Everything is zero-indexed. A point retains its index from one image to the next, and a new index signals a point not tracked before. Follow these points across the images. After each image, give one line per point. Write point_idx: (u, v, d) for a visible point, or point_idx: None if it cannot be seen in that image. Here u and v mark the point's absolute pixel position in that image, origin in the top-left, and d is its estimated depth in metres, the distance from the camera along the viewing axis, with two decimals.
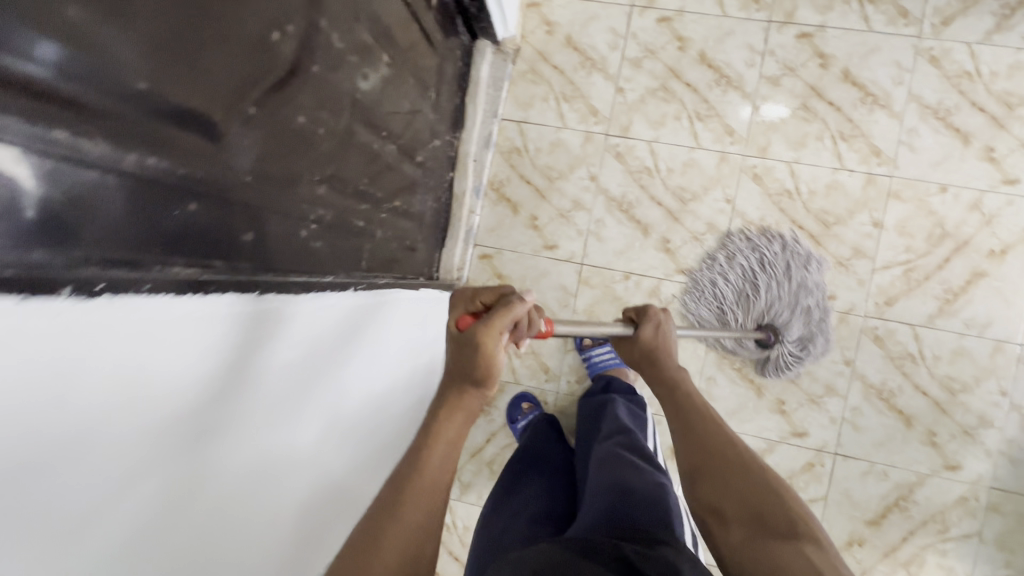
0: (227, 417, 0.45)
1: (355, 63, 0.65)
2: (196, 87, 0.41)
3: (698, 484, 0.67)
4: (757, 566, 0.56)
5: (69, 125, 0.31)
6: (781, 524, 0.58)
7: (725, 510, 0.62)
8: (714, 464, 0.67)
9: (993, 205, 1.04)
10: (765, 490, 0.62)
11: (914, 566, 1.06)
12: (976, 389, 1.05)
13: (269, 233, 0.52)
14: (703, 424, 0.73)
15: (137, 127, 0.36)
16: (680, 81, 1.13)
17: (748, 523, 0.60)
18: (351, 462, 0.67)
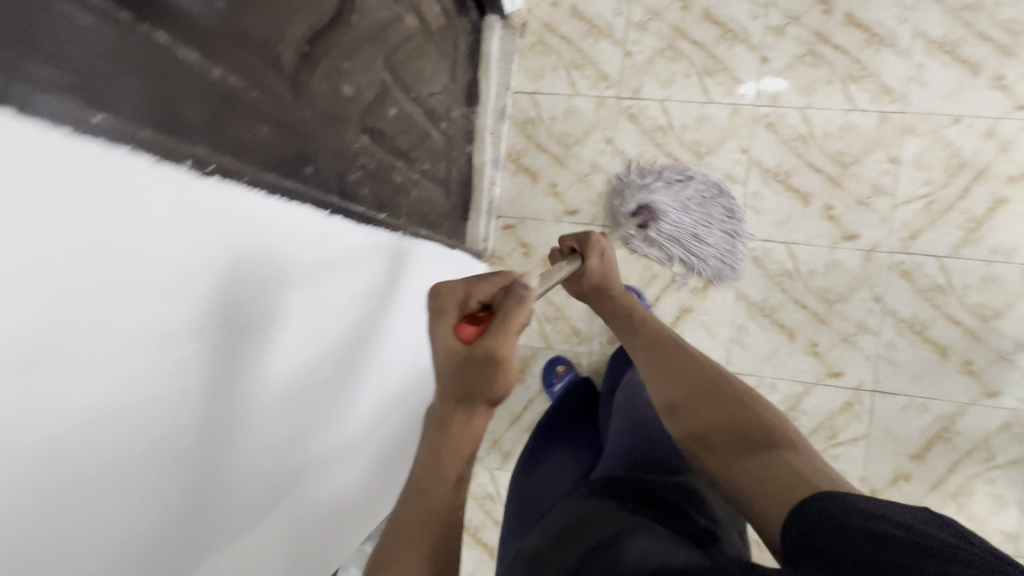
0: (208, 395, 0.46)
1: (386, 21, 0.69)
2: (267, 18, 0.44)
3: (677, 412, 0.71)
4: (750, 483, 0.60)
5: (169, 28, 0.35)
6: (761, 439, 0.63)
7: (711, 438, 0.67)
8: (686, 391, 0.71)
9: (1008, 131, 1.06)
10: (743, 410, 0.66)
11: (963, 496, 1.06)
12: (1009, 314, 1.06)
13: (326, 168, 0.56)
14: (669, 352, 0.76)
15: (224, 45, 0.40)
16: (686, 40, 1.16)
17: (733, 448, 0.64)
18: (372, 407, 0.77)
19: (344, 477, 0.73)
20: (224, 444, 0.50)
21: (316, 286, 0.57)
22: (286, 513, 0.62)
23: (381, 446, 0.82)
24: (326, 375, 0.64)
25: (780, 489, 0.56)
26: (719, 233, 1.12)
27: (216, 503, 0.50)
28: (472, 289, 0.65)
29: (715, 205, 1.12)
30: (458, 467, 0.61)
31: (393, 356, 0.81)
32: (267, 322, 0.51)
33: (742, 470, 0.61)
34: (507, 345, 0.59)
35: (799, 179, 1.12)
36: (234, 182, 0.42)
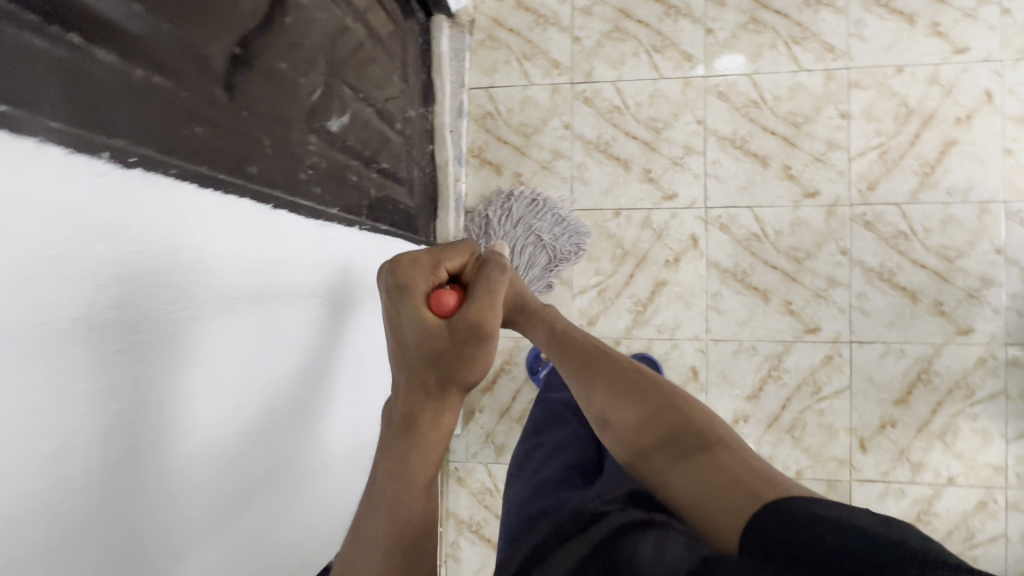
0: (180, 418, 0.43)
1: (323, 22, 0.70)
2: (187, 23, 0.44)
3: (613, 425, 0.67)
4: (684, 480, 0.57)
5: (84, 32, 0.35)
6: (692, 441, 0.61)
7: (643, 443, 0.63)
8: (619, 395, 0.68)
9: (949, 75, 1.09)
10: (673, 413, 0.65)
11: (948, 435, 1.08)
12: (972, 252, 1.08)
13: (271, 168, 0.56)
14: (599, 358, 0.74)
15: (142, 48, 0.40)
16: (631, 20, 1.18)
17: (666, 448, 0.61)
18: (345, 426, 0.73)
19: (323, 494, 0.69)
20: (195, 471, 0.45)
21: (277, 295, 0.54)
22: (258, 543, 0.57)
23: (357, 466, 0.77)
24: (301, 390, 0.60)
25: (727, 493, 0.52)
26: (548, 223, 1.17)
27: (184, 535, 0.45)
28: (440, 263, 0.68)
29: (516, 210, 1.18)
30: (432, 468, 0.62)
31: (362, 369, 0.77)
32: (233, 335, 0.47)
33: (679, 477, 0.57)
34: (493, 318, 0.63)
35: (756, 143, 1.14)
36: (168, 175, 0.38)
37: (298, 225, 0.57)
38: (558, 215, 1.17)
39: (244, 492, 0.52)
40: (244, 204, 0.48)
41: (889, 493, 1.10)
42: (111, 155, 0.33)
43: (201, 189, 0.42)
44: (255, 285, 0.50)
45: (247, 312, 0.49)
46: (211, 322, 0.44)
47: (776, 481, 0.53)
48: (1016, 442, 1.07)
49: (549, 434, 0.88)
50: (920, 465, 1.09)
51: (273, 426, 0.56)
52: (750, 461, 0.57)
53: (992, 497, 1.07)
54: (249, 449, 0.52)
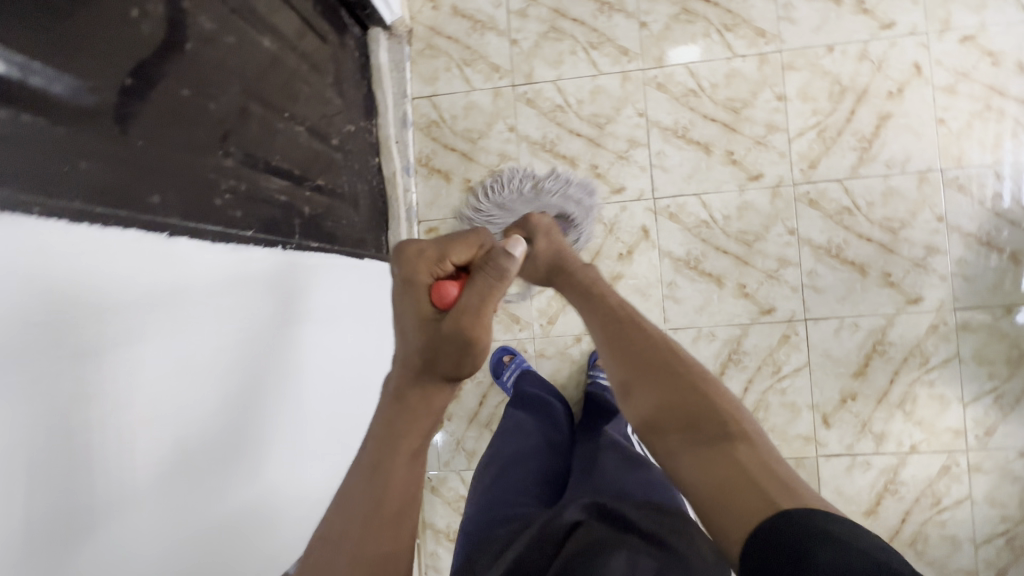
0: (99, 443, 0.45)
1: (236, 45, 0.69)
2: (66, 59, 0.44)
3: (632, 399, 0.65)
4: (695, 469, 0.57)
5: None
6: (715, 431, 0.59)
7: (661, 421, 0.62)
8: (643, 373, 0.65)
9: (878, 51, 1.11)
10: (694, 395, 0.62)
11: (907, 403, 1.10)
12: (915, 222, 1.10)
13: (179, 196, 0.56)
14: (629, 333, 0.70)
15: (15, 87, 0.40)
16: (567, 19, 1.19)
17: (685, 433, 0.60)
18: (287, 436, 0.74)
19: (277, 500, 0.72)
20: (125, 492, 0.47)
21: (191, 316, 0.55)
22: (208, 561, 0.59)
23: (306, 473, 0.79)
24: (229, 402, 0.62)
25: (740, 496, 0.52)
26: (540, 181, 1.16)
27: (126, 552, 0.48)
28: (445, 252, 0.67)
29: (492, 196, 1.17)
30: (420, 438, 0.63)
31: (302, 379, 0.78)
32: (147, 358, 0.49)
33: (691, 465, 0.57)
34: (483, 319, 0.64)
35: (698, 131, 1.15)
36: (36, 216, 0.39)
37: (204, 246, 0.58)
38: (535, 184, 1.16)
39: (183, 505, 0.55)
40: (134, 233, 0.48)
41: (855, 466, 1.11)
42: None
43: (77, 224, 0.43)
44: (162, 310, 0.51)
45: (159, 333, 0.51)
46: (113, 353, 0.46)
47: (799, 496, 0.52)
48: (972, 405, 1.08)
49: (510, 444, 0.88)
50: (882, 435, 1.10)
51: (200, 444, 0.57)
52: (773, 464, 0.55)
53: (955, 461, 1.09)
54: (177, 471, 0.54)
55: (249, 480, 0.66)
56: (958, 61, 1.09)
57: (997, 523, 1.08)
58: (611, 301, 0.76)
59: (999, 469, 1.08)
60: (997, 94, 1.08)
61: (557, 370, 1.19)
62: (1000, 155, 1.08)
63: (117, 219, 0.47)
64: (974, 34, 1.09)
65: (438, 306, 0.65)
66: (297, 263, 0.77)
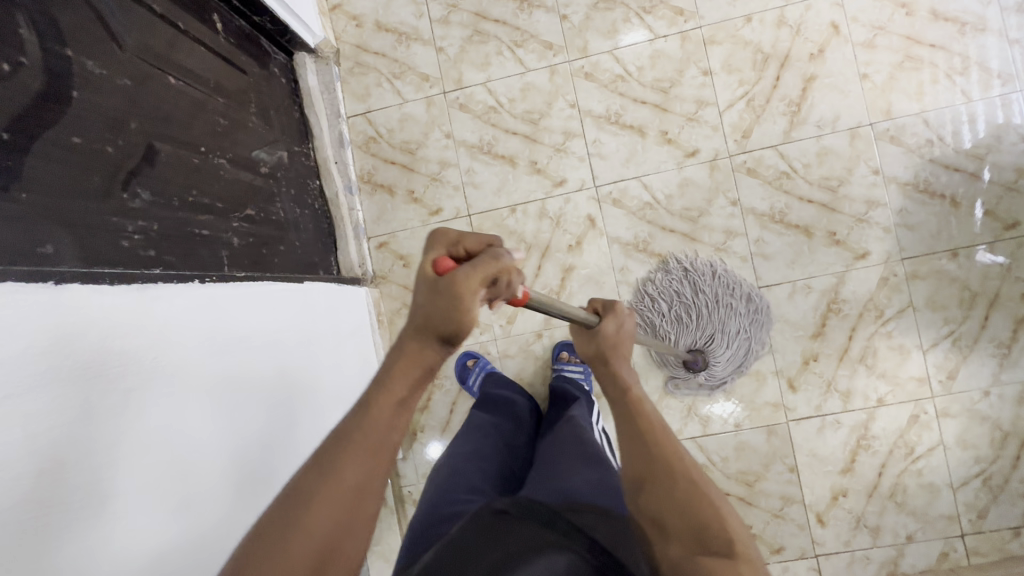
0: (31, 499, 0.44)
1: (133, 86, 0.70)
2: None
3: (643, 496, 0.59)
4: None
5: None
6: (724, 548, 0.53)
7: (671, 527, 0.56)
8: (658, 472, 0.60)
9: (795, 15, 1.12)
10: (705, 508, 0.56)
11: (868, 358, 1.11)
12: (852, 178, 1.11)
13: (77, 243, 0.56)
14: (649, 429, 0.65)
15: None
16: (488, 21, 1.20)
17: (694, 543, 0.54)
18: (249, 462, 0.73)
19: (254, 511, 0.72)
20: (70, 538, 0.47)
21: (104, 361, 0.53)
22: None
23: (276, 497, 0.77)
24: (179, 428, 0.61)
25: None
26: (739, 310, 1.11)
27: None
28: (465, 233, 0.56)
29: (706, 287, 1.12)
30: (409, 385, 0.50)
31: (261, 404, 0.77)
32: (66, 405, 0.48)
33: None
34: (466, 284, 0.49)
35: (630, 115, 1.16)
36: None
37: (101, 290, 0.55)
38: (750, 304, 1.11)
39: (143, 536, 0.55)
40: (15, 286, 0.46)
41: (826, 426, 1.11)
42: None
43: None
44: (61, 358, 0.48)
45: (74, 377, 0.49)
46: (16, 410, 0.44)
47: None
48: (932, 351, 1.09)
49: (470, 443, 0.88)
50: (849, 392, 1.11)
51: (140, 486, 0.55)
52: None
53: (922, 409, 1.09)
54: (118, 516, 0.52)
55: (208, 513, 0.64)
56: (874, 16, 1.10)
57: (972, 465, 1.08)
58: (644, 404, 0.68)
59: (967, 412, 1.08)
60: (915, 43, 1.09)
61: (523, 369, 1.19)
62: (926, 102, 1.09)
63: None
64: None
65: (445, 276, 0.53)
66: (223, 288, 0.74)
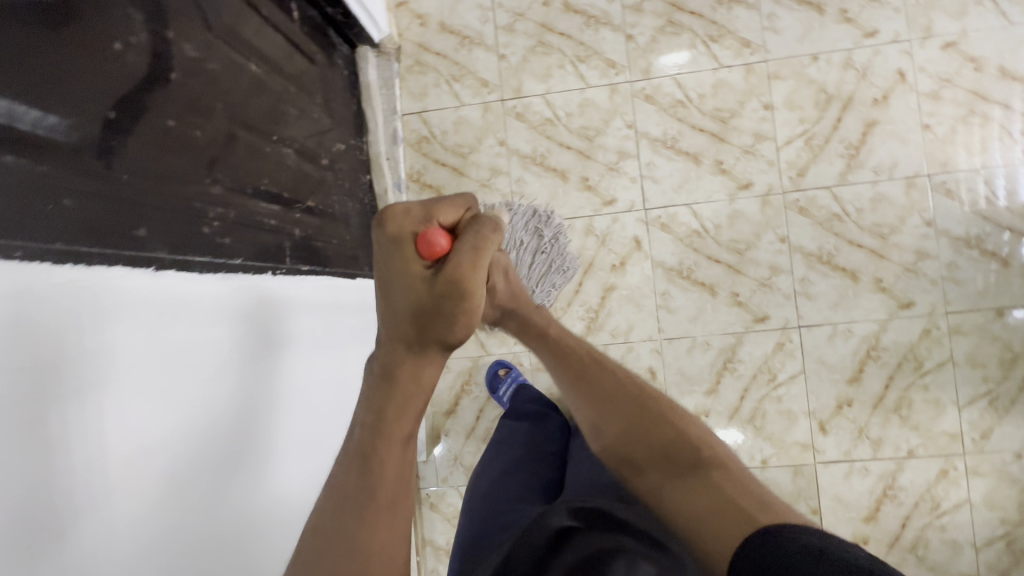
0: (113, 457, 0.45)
1: (219, 72, 0.70)
2: (52, 99, 0.45)
3: (605, 436, 0.65)
4: (680, 499, 0.57)
5: None
6: (690, 458, 0.60)
7: (638, 456, 0.62)
8: (615, 412, 0.66)
9: (863, 58, 1.12)
10: (670, 427, 0.63)
11: (903, 409, 1.10)
12: (904, 227, 1.11)
13: (163, 225, 0.55)
14: (596, 369, 0.71)
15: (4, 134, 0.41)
16: (554, 33, 1.20)
17: (662, 464, 0.60)
18: (284, 471, 0.70)
19: (297, 505, 0.72)
20: (141, 504, 0.48)
21: (187, 337, 0.54)
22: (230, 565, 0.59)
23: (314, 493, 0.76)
24: (242, 410, 0.62)
25: (722, 526, 0.52)
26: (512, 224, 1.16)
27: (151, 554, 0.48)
28: (431, 211, 0.59)
29: None
30: (413, 420, 0.57)
31: (301, 410, 0.75)
32: (151, 371, 0.49)
33: (676, 496, 0.57)
34: (476, 280, 0.55)
35: (687, 142, 1.16)
36: (11, 256, 0.38)
37: (193, 277, 0.57)
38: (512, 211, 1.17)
39: (204, 509, 0.55)
40: (120, 269, 0.48)
41: (853, 472, 1.11)
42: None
43: (59, 264, 0.42)
44: (153, 328, 0.50)
45: (161, 344, 0.51)
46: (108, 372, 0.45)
47: (782, 511, 0.52)
48: (967, 408, 1.09)
49: (503, 458, 0.92)
50: (879, 441, 1.10)
51: (207, 460, 0.56)
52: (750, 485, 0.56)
53: (952, 465, 1.09)
54: (159, 514, 0.49)
55: (260, 496, 0.65)
56: (941, 67, 1.10)
57: (997, 526, 1.07)
58: (574, 342, 0.75)
59: (996, 472, 1.08)
60: (980, 99, 1.09)
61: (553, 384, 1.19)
62: (986, 159, 1.09)
63: (105, 257, 0.47)
64: (955, 40, 1.10)
65: (433, 263, 0.56)
66: (292, 285, 0.76)
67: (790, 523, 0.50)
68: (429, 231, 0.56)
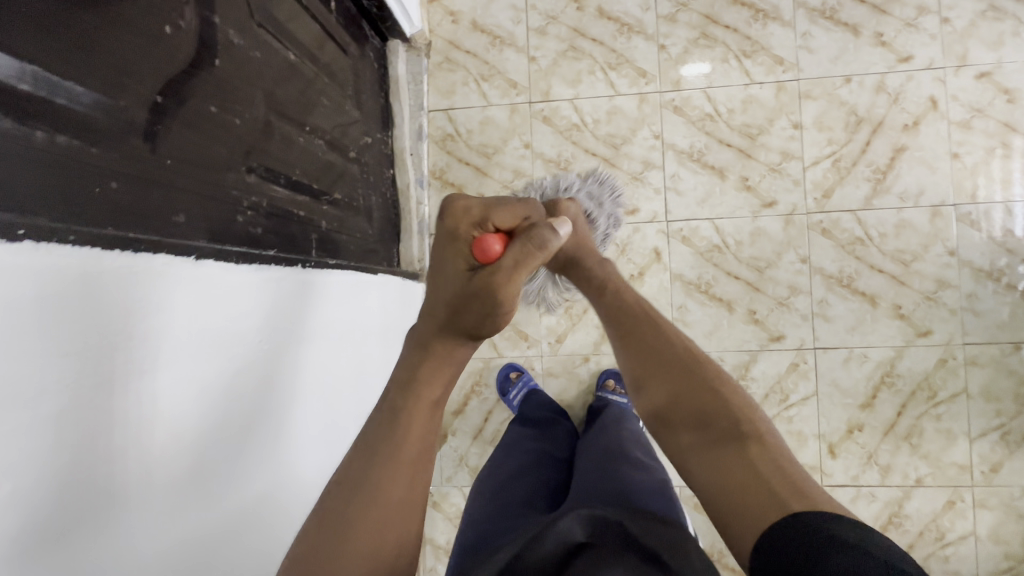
0: (150, 441, 0.45)
1: (261, 59, 0.69)
2: (110, 83, 0.45)
3: (642, 391, 0.60)
4: (707, 471, 0.52)
5: (11, 114, 0.37)
6: (727, 429, 0.54)
7: (672, 417, 0.57)
8: (656, 369, 0.59)
9: (895, 83, 1.12)
10: (710, 394, 0.56)
11: (914, 437, 1.10)
12: (926, 255, 1.10)
13: (201, 213, 0.55)
14: (640, 323, 0.64)
15: (63, 117, 0.41)
16: (586, 38, 1.19)
17: (695, 429, 0.55)
18: (297, 466, 0.69)
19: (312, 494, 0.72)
20: (169, 488, 0.48)
21: (223, 322, 0.54)
22: (246, 551, 0.59)
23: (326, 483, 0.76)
24: (266, 398, 0.62)
25: (747, 499, 0.48)
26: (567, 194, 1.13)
27: (175, 537, 0.49)
28: (490, 211, 0.56)
29: None
30: (442, 386, 0.55)
31: (319, 403, 0.75)
32: (189, 356, 0.49)
33: (703, 469, 0.53)
34: (512, 291, 0.52)
35: (713, 156, 1.16)
36: (67, 244, 0.37)
37: (235, 267, 0.56)
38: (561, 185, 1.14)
39: (224, 496, 0.56)
40: (167, 258, 0.47)
41: (860, 497, 1.11)
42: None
43: (109, 251, 0.41)
44: (195, 314, 0.50)
45: (201, 329, 0.51)
46: (151, 356, 0.45)
47: (816, 497, 0.47)
48: (979, 441, 1.08)
49: (513, 460, 0.90)
50: (888, 468, 1.10)
51: (229, 448, 0.56)
52: (787, 461, 0.51)
53: (960, 496, 1.08)
54: (183, 499, 0.50)
55: (277, 484, 0.65)
56: (974, 97, 1.09)
57: (1001, 560, 1.07)
58: (628, 297, 0.67)
59: (1004, 506, 1.08)
60: (1011, 131, 1.09)
61: (563, 390, 1.19)
62: (1013, 192, 1.09)
63: (153, 244, 0.46)
64: (990, 70, 1.09)
65: (477, 263, 0.54)
66: (322, 277, 0.76)
67: (823, 512, 0.45)
68: (487, 236, 0.54)
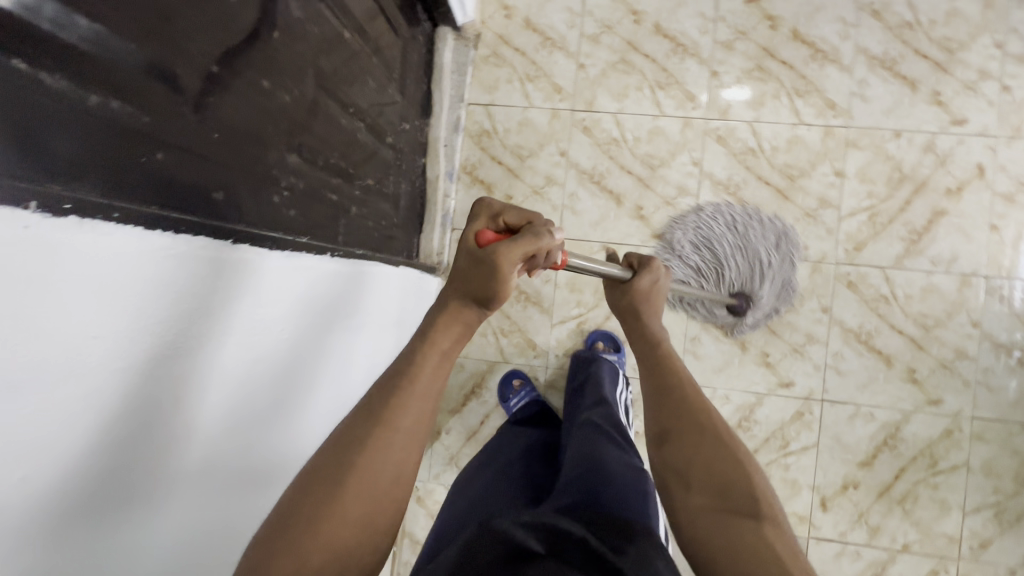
0: (175, 419, 0.44)
1: (316, 34, 0.67)
2: (172, 50, 0.43)
3: (665, 448, 0.58)
4: (713, 534, 0.50)
5: (69, 74, 0.35)
6: (746, 504, 0.51)
7: (691, 476, 0.55)
8: (686, 425, 0.58)
9: (945, 145, 1.09)
10: (736, 465, 0.54)
11: (908, 502, 1.09)
12: (949, 322, 1.09)
13: (239, 191, 0.53)
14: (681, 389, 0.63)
15: (118, 81, 0.39)
16: (638, 53, 1.17)
17: (714, 494, 0.52)
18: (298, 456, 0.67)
19: None
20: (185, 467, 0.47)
21: (254, 302, 0.53)
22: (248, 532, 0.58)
23: None
24: (282, 382, 0.61)
25: None
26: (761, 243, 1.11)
27: (185, 515, 0.48)
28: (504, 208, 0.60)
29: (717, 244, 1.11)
30: (451, 338, 0.52)
31: (331, 389, 0.74)
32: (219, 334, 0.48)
33: (710, 533, 0.50)
34: (508, 266, 0.53)
35: (748, 192, 1.14)
36: (111, 221, 0.36)
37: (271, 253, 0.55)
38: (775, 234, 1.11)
39: (233, 477, 0.55)
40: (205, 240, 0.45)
41: (845, 554, 1.10)
42: (40, 206, 0.31)
43: (151, 231, 0.39)
44: (229, 293, 0.49)
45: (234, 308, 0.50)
46: (186, 334, 0.44)
47: None
48: (972, 515, 1.08)
49: (505, 453, 0.90)
50: (877, 528, 1.09)
51: (242, 430, 0.55)
52: (799, 557, 0.47)
53: (944, 567, 1.08)
54: (196, 478, 0.49)
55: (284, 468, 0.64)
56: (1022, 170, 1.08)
57: None
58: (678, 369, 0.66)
59: None
60: None
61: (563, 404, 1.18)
62: None
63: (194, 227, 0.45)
64: None
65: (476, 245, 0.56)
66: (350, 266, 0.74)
67: None
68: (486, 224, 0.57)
